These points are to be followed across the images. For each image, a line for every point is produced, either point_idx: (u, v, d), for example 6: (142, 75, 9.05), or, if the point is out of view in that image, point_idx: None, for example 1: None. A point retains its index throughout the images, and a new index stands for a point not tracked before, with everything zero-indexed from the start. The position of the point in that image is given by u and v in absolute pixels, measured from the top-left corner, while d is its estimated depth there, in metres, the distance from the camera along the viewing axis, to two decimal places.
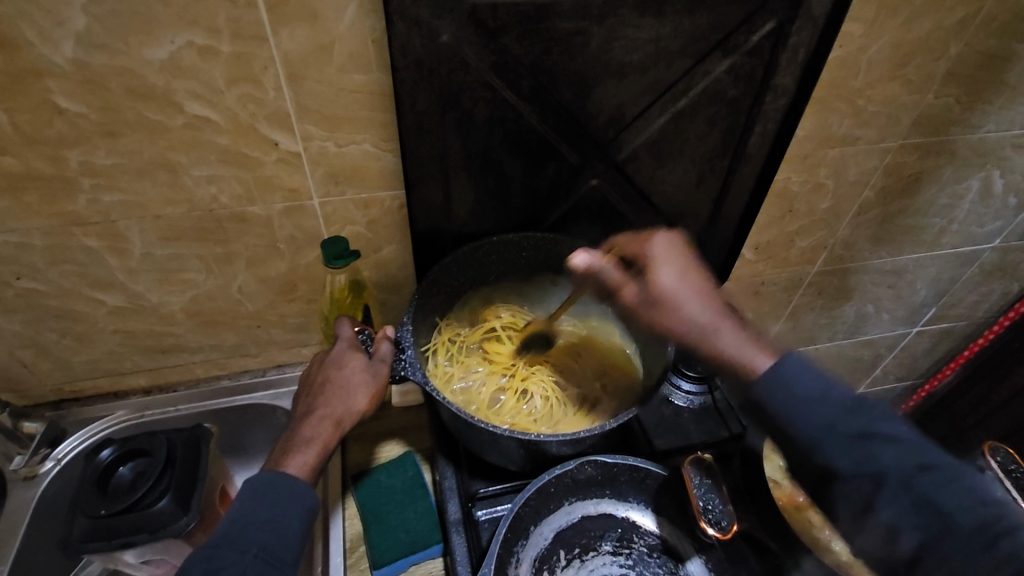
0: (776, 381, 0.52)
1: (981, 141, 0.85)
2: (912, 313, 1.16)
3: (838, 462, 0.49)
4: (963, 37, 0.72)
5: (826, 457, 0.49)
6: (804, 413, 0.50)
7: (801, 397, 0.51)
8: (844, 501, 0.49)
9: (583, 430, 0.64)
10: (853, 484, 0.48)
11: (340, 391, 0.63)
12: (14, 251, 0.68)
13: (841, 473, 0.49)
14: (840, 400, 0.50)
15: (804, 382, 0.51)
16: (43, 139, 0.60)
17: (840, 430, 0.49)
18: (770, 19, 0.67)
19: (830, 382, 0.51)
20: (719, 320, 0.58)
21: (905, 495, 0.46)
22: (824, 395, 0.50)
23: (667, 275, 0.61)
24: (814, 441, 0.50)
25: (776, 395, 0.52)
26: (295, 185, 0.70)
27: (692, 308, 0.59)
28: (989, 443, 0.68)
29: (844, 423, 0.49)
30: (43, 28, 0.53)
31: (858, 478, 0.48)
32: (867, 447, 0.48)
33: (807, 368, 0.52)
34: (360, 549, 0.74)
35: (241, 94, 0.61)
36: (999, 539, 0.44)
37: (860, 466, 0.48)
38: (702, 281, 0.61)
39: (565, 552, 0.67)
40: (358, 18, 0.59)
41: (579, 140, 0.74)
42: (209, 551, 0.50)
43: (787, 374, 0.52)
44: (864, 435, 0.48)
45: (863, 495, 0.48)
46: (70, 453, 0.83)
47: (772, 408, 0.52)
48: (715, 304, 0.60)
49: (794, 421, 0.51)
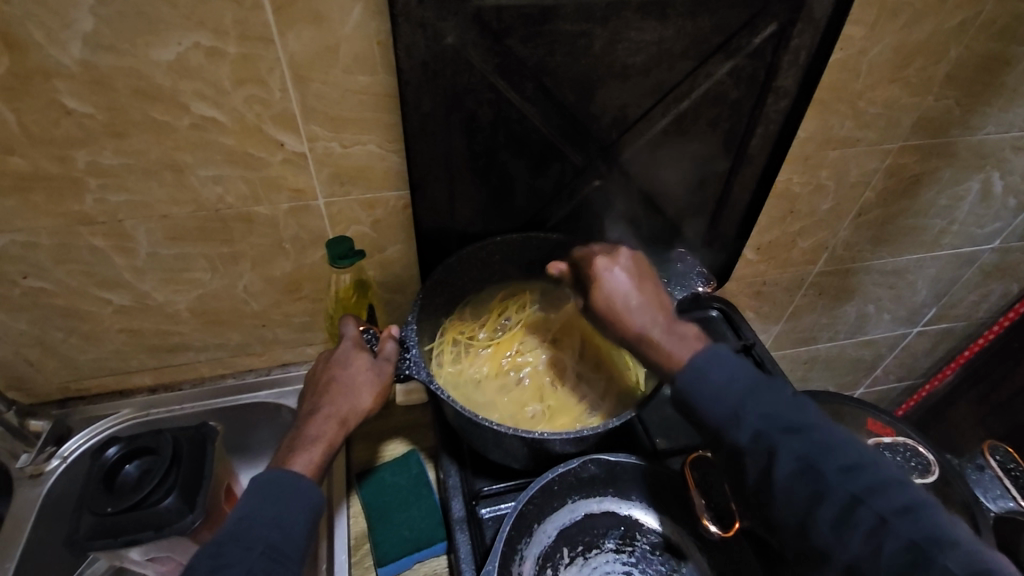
0: (696, 371, 0.58)
1: (981, 143, 0.85)
2: (912, 314, 1.16)
3: (741, 441, 0.55)
4: (963, 40, 0.72)
5: (733, 437, 0.55)
6: (713, 399, 0.56)
7: (713, 382, 0.57)
8: (749, 475, 0.55)
9: (586, 428, 0.65)
10: (754, 460, 0.54)
11: (345, 389, 0.64)
12: (21, 250, 0.69)
13: (745, 449, 0.54)
14: (744, 383, 0.56)
15: (715, 369, 0.58)
16: (50, 139, 0.61)
17: (742, 412, 0.55)
18: (772, 22, 0.67)
19: (739, 369, 0.57)
20: (653, 326, 0.62)
21: (794, 464, 0.52)
22: (731, 380, 0.57)
23: (616, 283, 0.65)
24: (722, 423, 0.56)
25: (693, 384, 0.58)
26: (300, 185, 0.70)
27: (633, 314, 0.63)
28: (989, 441, 0.69)
29: (746, 405, 0.55)
30: (52, 30, 0.54)
31: (756, 451, 0.54)
32: (764, 424, 0.54)
33: (718, 359, 0.58)
34: (364, 547, 0.74)
35: (247, 95, 0.62)
36: (872, 495, 0.50)
37: (759, 443, 0.54)
38: (649, 286, 0.65)
39: (568, 549, 0.68)
40: (363, 20, 0.59)
41: (582, 141, 0.75)
42: (216, 548, 0.51)
43: (705, 363, 0.58)
44: (761, 413, 0.55)
45: (762, 468, 0.54)
46: (75, 451, 0.83)
47: (688, 394, 0.58)
48: (653, 309, 0.64)
49: (707, 407, 0.56)
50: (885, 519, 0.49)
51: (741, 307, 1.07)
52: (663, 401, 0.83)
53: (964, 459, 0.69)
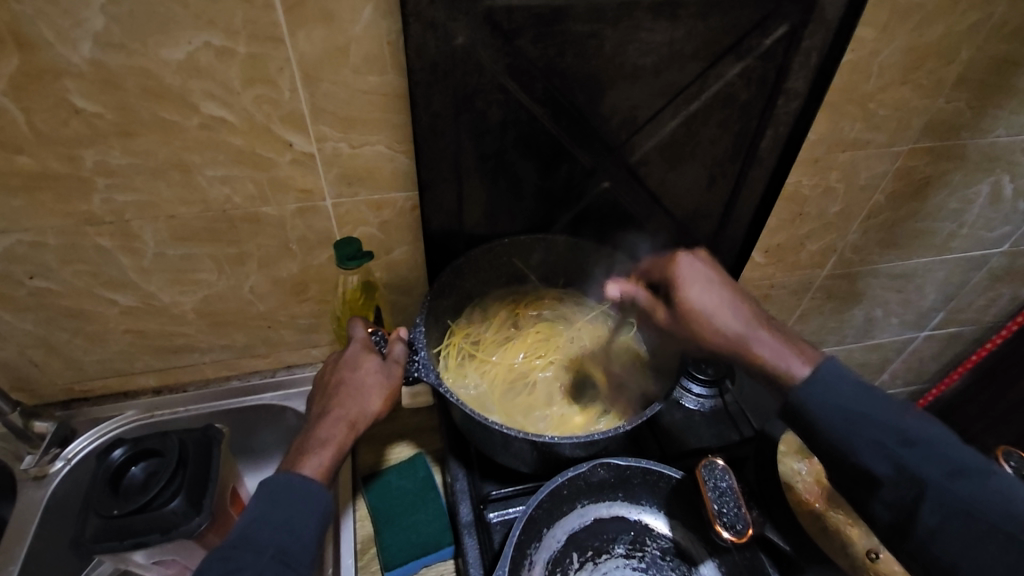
0: (820, 391, 0.56)
1: (992, 146, 0.85)
2: (920, 317, 1.16)
3: (880, 470, 0.52)
4: (975, 42, 0.72)
5: (869, 464, 0.52)
6: (845, 426, 0.54)
7: (842, 406, 0.54)
8: (884, 507, 0.53)
9: (597, 432, 0.64)
10: (893, 490, 0.52)
11: (355, 392, 0.63)
12: (27, 251, 0.68)
13: (884, 480, 0.52)
14: (879, 408, 0.54)
15: (841, 391, 0.55)
16: (58, 138, 0.60)
17: (881, 438, 0.52)
18: (784, 23, 0.67)
19: (870, 391, 0.55)
20: (754, 329, 0.62)
21: (945, 498, 0.50)
22: (864, 404, 0.54)
23: (701, 296, 0.63)
24: (854, 450, 0.53)
25: (816, 407, 0.55)
26: (308, 186, 0.70)
27: (728, 319, 0.62)
28: (1003, 448, 0.67)
29: (885, 433, 0.52)
30: (61, 28, 0.53)
31: (899, 484, 0.51)
32: (906, 453, 0.51)
33: (837, 376, 0.56)
34: (371, 551, 0.74)
35: (256, 95, 0.61)
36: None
37: (901, 474, 0.51)
38: (735, 293, 0.64)
39: (578, 554, 0.67)
40: (374, 19, 0.59)
41: (592, 143, 0.74)
42: (225, 552, 0.50)
43: (827, 383, 0.56)
44: (900, 441, 0.52)
45: (903, 500, 0.51)
46: (79, 453, 0.83)
47: (813, 417, 0.56)
48: (748, 314, 0.63)
49: (836, 435, 0.54)
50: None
51: None
52: (672, 405, 0.82)
53: None
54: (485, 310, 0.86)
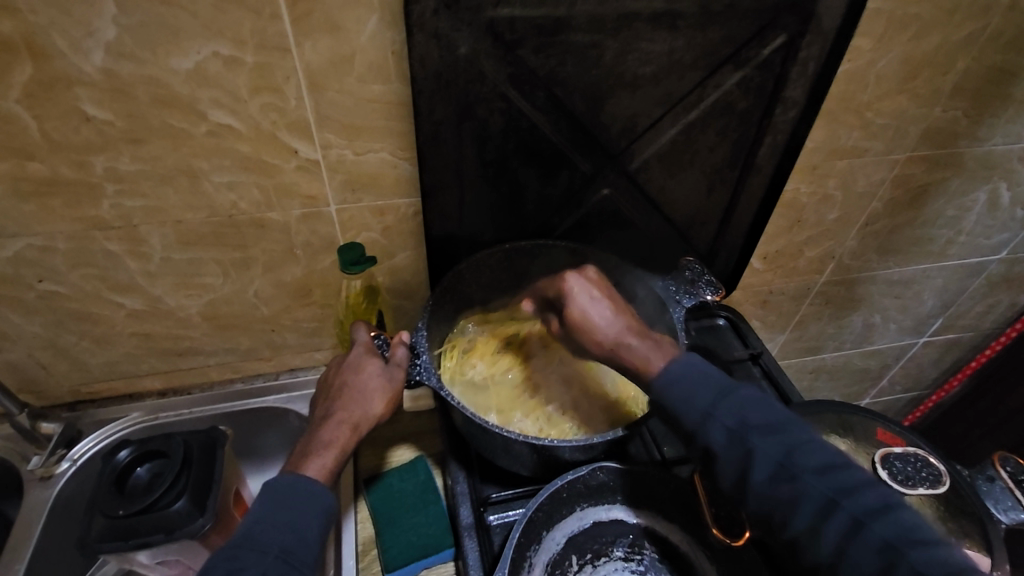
0: (671, 382, 0.62)
1: (989, 153, 0.86)
2: (919, 323, 1.16)
3: (716, 443, 0.59)
4: (971, 51, 0.73)
5: (711, 439, 0.59)
6: (691, 406, 0.61)
7: (690, 390, 0.61)
8: (728, 479, 0.59)
9: (596, 437, 0.65)
10: (730, 462, 0.58)
11: (357, 396, 0.64)
12: (37, 255, 0.69)
13: (721, 450, 0.58)
14: (716, 389, 0.61)
15: (689, 379, 0.62)
16: (69, 145, 0.61)
17: (718, 415, 0.59)
18: (782, 33, 0.68)
19: (709, 377, 0.62)
20: (627, 334, 0.67)
21: (770, 465, 0.56)
22: (705, 389, 0.61)
23: (584, 302, 0.70)
24: (697, 425, 0.60)
25: (671, 393, 0.62)
26: (312, 192, 0.71)
27: (607, 330, 0.68)
28: (1000, 453, 0.68)
29: (723, 410, 0.59)
30: (75, 38, 0.55)
31: (733, 453, 0.58)
32: (740, 426, 0.58)
33: (691, 366, 0.63)
34: (372, 553, 0.74)
35: (263, 103, 0.63)
36: (845, 495, 0.54)
37: (731, 442, 0.58)
38: (617, 304, 0.70)
39: (577, 557, 0.68)
40: (379, 30, 0.60)
41: (592, 150, 0.75)
42: (232, 551, 0.51)
43: (678, 374, 0.63)
44: (732, 415, 0.59)
45: (741, 470, 0.57)
46: (85, 454, 0.84)
47: (669, 403, 0.62)
48: (621, 324, 0.68)
49: (686, 413, 0.61)
50: (858, 518, 0.53)
51: (748, 316, 1.07)
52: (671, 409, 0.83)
53: (975, 470, 0.68)
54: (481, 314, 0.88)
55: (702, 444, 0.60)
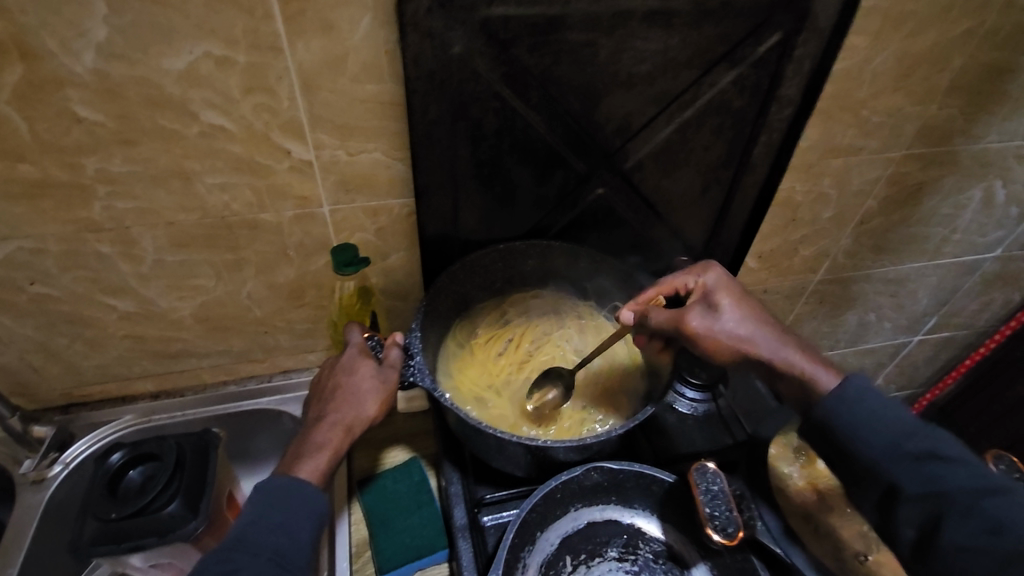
0: (842, 403, 0.57)
1: (983, 151, 0.86)
2: (913, 322, 1.17)
3: (905, 482, 0.53)
4: (965, 49, 0.73)
5: (898, 478, 0.53)
6: (876, 437, 0.55)
7: (868, 419, 0.55)
8: (910, 525, 0.53)
9: (590, 437, 0.65)
10: (916, 505, 0.52)
11: (352, 397, 0.64)
12: (28, 257, 0.69)
13: (908, 492, 0.52)
14: (908, 421, 0.55)
15: (871, 405, 0.56)
16: (60, 146, 0.61)
17: (912, 452, 0.53)
18: (776, 32, 0.68)
19: (897, 406, 0.56)
20: (787, 348, 0.66)
21: (971, 515, 0.50)
22: (895, 419, 0.55)
23: (730, 312, 0.68)
24: (877, 458, 0.54)
25: (845, 419, 0.56)
26: (306, 193, 0.71)
27: (756, 340, 0.67)
28: (993, 451, 0.68)
29: (911, 445, 0.54)
30: (65, 38, 0.54)
31: (927, 498, 0.52)
32: (935, 468, 0.52)
33: (868, 393, 0.57)
34: (365, 555, 0.74)
35: (255, 103, 0.62)
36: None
37: (922, 485, 0.52)
38: (760, 319, 0.68)
39: (570, 557, 0.67)
40: (373, 29, 0.60)
41: (586, 149, 0.75)
42: (224, 553, 0.51)
43: (854, 396, 0.57)
44: (921, 455, 0.53)
45: (928, 515, 0.52)
46: (78, 457, 0.84)
47: (844, 431, 0.56)
48: (771, 329, 0.67)
49: (865, 444, 0.55)
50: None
51: None
52: (664, 409, 0.82)
53: None
54: (474, 317, 0.87)
55: (879, 479, 0.54)
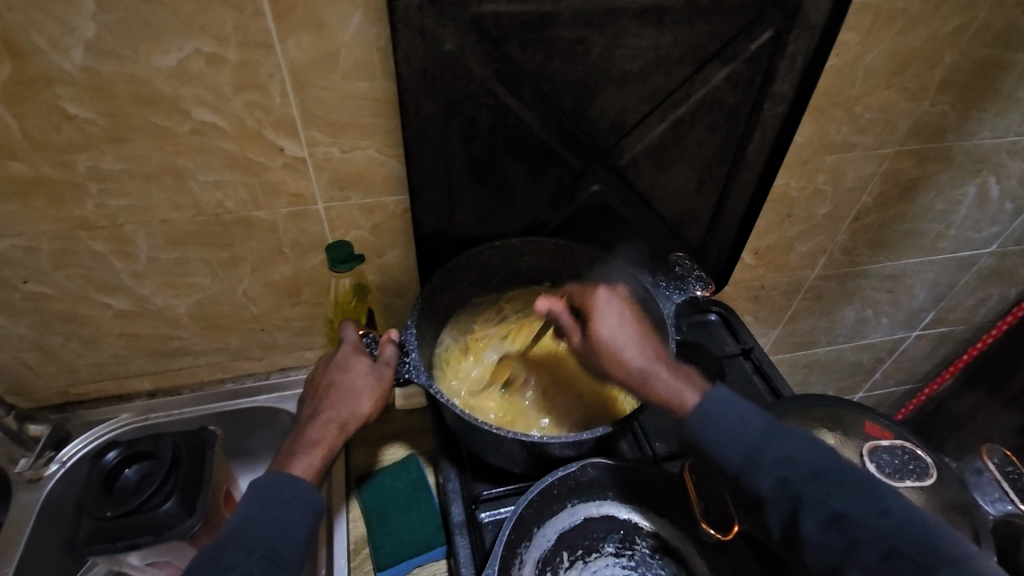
0: (704, 416, 0.58)
1: (978, 147, 0.86)
2: (910, 317, 1.17)
3: (763, 488, 0.55)
4: (958, 45, 0.73)
5: (754, 483, 0.55)
6: (730, 450, 0.57)
7: (725, 430, 0.57)
8: (774, 524, 0.56)
9: (585, 433, 0.65)
10: (778, 508, 0.55)
11: (345, 395, 0.64)
12: (22, 255, 0.69)
13: (767, 496, 0.55)
14: (757, 427, 0.57)
15: (726, 415, 0.58)
16: (51, 144, 0.61)
17: (761, 458, 0.56)
18: (769, 28, 0.68)
19: (746, 410, 0.58)
20: (657, 363, 0.63)
21: (822, 511, 0.53)
22: (746, 426, 0.57)
23: (607, 325, 0.65)
24: (738, 468, 0.56)
25: (707, 431, 0.58)
26: (299, 190, 0.71)
27: (633, 355, 0.63)
28: (987, 444, 0.68)
29: (765, 450, 0.56)
30: (54, 36, 0.54)
31: (782, 497, 0.54)
32: (790, 468, 0.55)
33: (724, 401, 0.59)
34: (364, 551, 0.74)
35: (247, 101, 0.62)
36: (903, 535, 0.51)
37: (778, 488, 0.55)
38: (638, 330, 0.65)
39: (568, 553, 0.68)
40: (363, 27, 0.59)
41: (580, 146, 0.75)
42: (218, 551, 0.51)
43: (713, 408, 0.58)
44: (779, 458, 0.56)
45: (787, 515, 0.54)
46: (74, 455, 0.83)
47: (705, 445, 0.58)
48: (649, 345, 0.64)
49: (724, 455, 0.57)
50: (916, 560, 0.50)
51: (740, 311, 1.08)
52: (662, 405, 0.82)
53: (963, 462, 0.68)
54: (472, 313, 0.87)
55: (745, 485, 0.56)
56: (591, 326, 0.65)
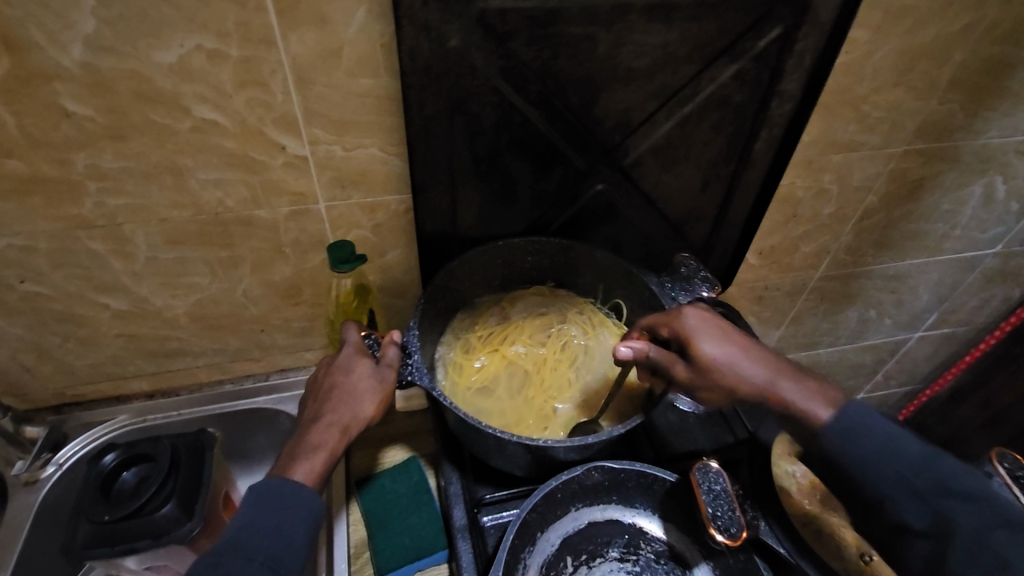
0: (846, 439, 0.57)
1: (985, 147, 0.85)
2: (913, 318, 1.16)
3: (909, 518, 0.55)
4: (967, 44, 0.72)
5: (903, 516, 0.55)
6: (880, 480, 0.56)
7: (875, 459, 0.56)
8: (920, 554, 0.56)
9: (590, 437, 0.64)
10: (925, 537, 0.55)
11: (348, 398, 0.63)
12: (19, 255, 0.68)
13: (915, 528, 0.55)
14: (912, 456, 0.56)
15: (869, 438, 0.57)
16: (49, 142, 0.60)
17: (908, 484, 0.55)
18: (777, 26, 0.67)
19: (903, 437, 0.57)
20: (773, 376, 0.61)
21: (972, 543, 0.52)
22: (900, 456, 0.56)
23: (712, 348, 0.62)
24: (883, 496, 0.56)
25: (848, 455, 0.57)
26: (301, 189, 0.70)
27: (746, 373, 0.61)
28: (996, 449, 0.67)
29: (913, 478, 0.55)
30: (52, 31, 0.53)
31: (929, 530, 0.54)
32: (930, 494, 0.54)
33: (865, 420, 0.58)
34: (365, 555, 0.73)
35: (248, 98, 0.61)
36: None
37: (927, 520, 0.54)
38: (742, 344, 0.63)
39: (572, 558, 0.67)
40: (367, 23, 0.59)
41: (585, 145, 0.74)
42: (215, 558, 0.50)
43: (861, 433, 0.57)
44: (923, 486, 0.55)
45: (935, 550, 0.54)
46: (71, 458, 0.83)
47: (849, 467, 0.57)
48: (761, 359, 0.62)
49: (869, 480, 0.56)
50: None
51: (744, 312, 1.07)
52: (666, 407, 0.81)
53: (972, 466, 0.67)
54: (475, 313, 0.86)
55: (888, 513, 0.56)
56: (694, 353, 0.62)
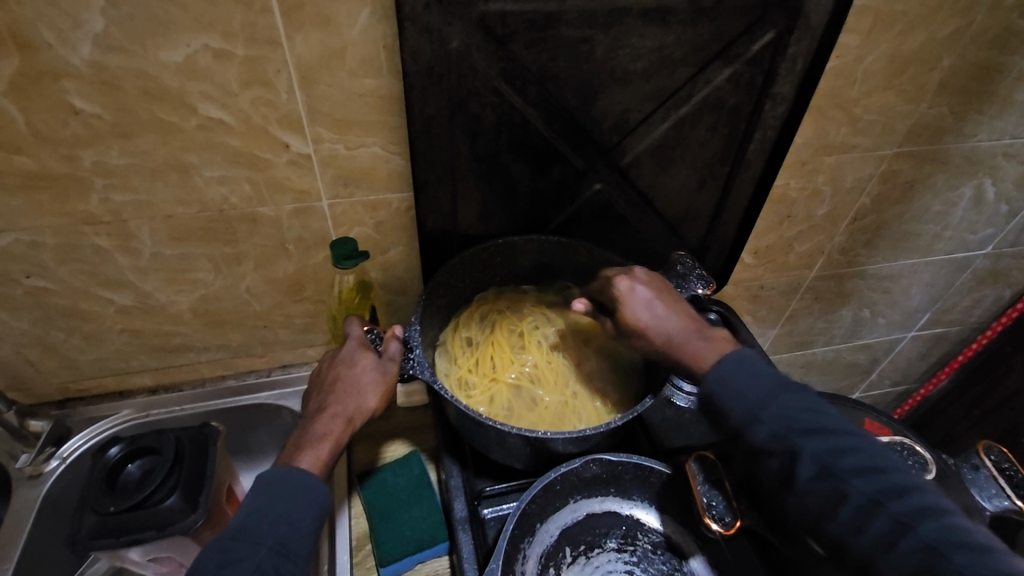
0: (715, 369, 0.59)
1: (975, 150, 0.87)
2: (906, 318, 1.18)
3: (757, 437, 0.55)
4: (956, 49, 0.74)
5: (752, 434, 0.55)
6: (735, 397, 0.57)
7: (735, 382, 0.57)
8: (769, 473, 0.55)
9: (588, 429, 0.65)
10: (774, 458, 0.54)
11: (351, 389, 0.64)
12: (26, 250, 0.69)
13: (764, 448, 0.54)
14: (775, 387, 0.56)
15: (739, 369, 0.58)
16: (57, 139, 0.61)
17: (762, 409, 0.55)
18: (770, 30, 0.68)
19: (765, 370, 0.58)
20: (679, 330, 0.64)
21: (815, 462, 0.52)
22: (762, 385, 0.56)
23: (634, 308, 0.67)
24: (738, 418, 0.56)
25: (715, 384, 0.58)
26: (305, 186, 0.71)
27: (659, 326, 0.65)
28: (984, 442, 0.69)
29: (767, 404, 0.55)
30: (62, 30, 0.54)
31: (775, 449, 0.54)
32: (783, 419, 0.54)
33: (739, 359, 0.59)
34: (366, 547, 0.75)
35: (254, 97, 0.62)
36: (892, 498, 0.49)
37: (773, 438, 0.54)
38: (665, 303, 0.67)
39: (570, 548, 0.68)
40: (370, 23, 0.60)
41: (583, 144, 0.76)
42: (224, 543, 0.51)
43: (726, 364, 0.58)
44: (778, 409, 0.55)
45: (782, 466, 0.54)
46: (75, 451, 0.83)
47: (711, 391, 0.58)
48: (679, 316, 0.65)
49: (725, 402, 0.57)
50: (903, 523, 0.48)
51: (739, 311, 1.08)
52: (662, 403, 0.83)
53: (961, 459, 0.69)
54: (449, 351, 0.84)
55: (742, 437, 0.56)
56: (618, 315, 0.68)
